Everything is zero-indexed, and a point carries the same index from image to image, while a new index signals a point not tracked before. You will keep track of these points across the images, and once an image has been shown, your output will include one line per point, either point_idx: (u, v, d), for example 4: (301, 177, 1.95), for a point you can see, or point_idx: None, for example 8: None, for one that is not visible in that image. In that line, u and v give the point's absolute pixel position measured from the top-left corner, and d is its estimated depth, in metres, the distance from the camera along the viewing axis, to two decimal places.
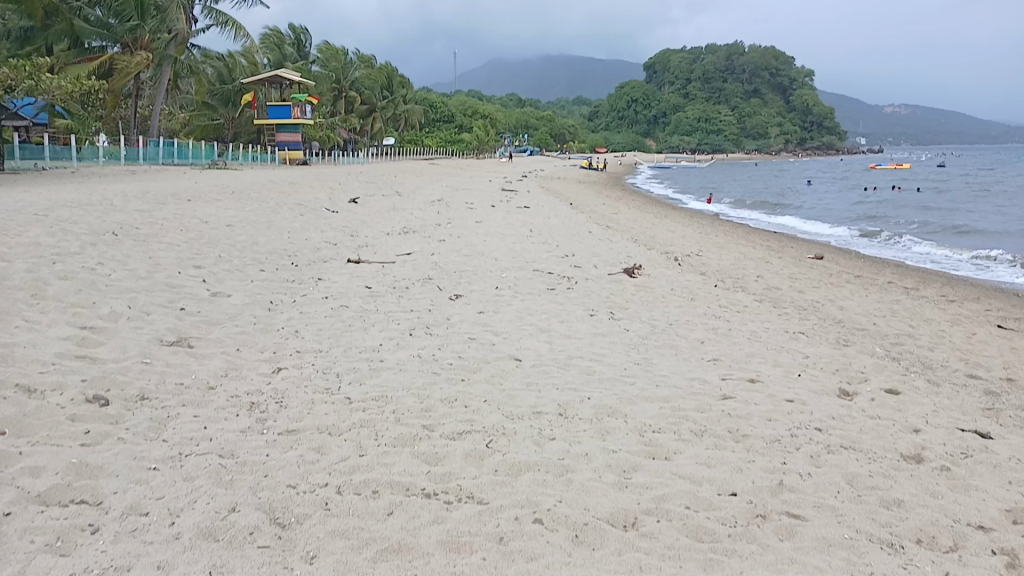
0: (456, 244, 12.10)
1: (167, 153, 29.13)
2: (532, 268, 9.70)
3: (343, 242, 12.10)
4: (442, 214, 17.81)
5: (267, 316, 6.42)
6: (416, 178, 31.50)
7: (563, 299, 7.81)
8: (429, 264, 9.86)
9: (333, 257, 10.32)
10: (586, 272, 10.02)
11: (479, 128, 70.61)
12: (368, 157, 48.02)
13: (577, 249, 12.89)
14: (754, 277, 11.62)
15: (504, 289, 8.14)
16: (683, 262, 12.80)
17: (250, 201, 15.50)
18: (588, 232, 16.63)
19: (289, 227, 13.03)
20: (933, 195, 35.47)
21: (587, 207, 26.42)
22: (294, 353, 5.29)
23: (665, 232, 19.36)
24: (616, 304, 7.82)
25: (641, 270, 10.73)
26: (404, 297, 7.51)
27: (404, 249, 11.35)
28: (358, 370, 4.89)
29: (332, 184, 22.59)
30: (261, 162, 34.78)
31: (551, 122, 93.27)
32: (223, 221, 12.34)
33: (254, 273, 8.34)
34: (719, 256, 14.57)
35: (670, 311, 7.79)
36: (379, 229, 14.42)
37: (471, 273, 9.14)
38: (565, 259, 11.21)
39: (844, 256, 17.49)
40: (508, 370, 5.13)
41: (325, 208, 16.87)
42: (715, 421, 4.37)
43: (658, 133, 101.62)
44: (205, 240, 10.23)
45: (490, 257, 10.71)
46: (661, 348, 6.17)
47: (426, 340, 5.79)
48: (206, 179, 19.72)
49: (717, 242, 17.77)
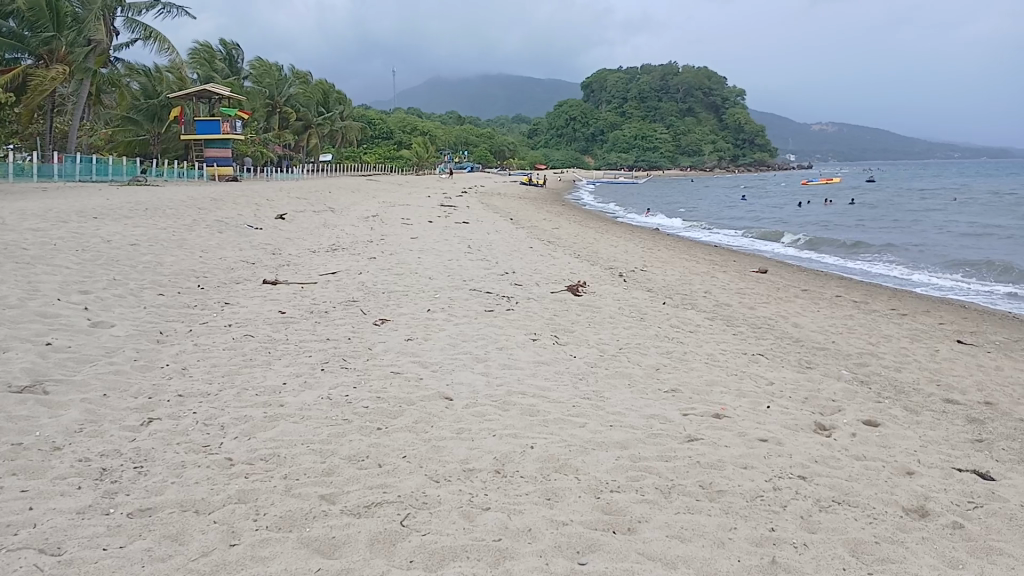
0: (386, 262, 11.26)
1: (85, 169, 27.36)
2: (468, 288, 8.89)
3: (263, 261, 11.12)
4: (375, 231, 16.91)
5: (154, 351, 5.49)
6: (351, 194, 30.38)
7: (501, 322, 7.04)
8: (355, 285, 8.96)
9: (249, 278, 9.38)
10: (527, 291, 9.27)
11: (418, 145, 69.76)
12: (303, 173, 46.66)
13: (516, 265, 12.16)
14: (702, 293, 11.06)
15: (436, 311, 7.33)
16: (629, 278, 12.18)
17: (164, 219, 14.37)
18: (529, 248, 15.92)
19: (205, 245, 12.00)
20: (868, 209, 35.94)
21: (528, 222, 25.78)
22: (174, 400, 4.38)
23: (608, 247, 18.81)
24: (559, 327, 7.08)
25: (586, 288, 10.02)
26: (321, 323, 6.63)
27: (330, 268, 10.45)
28: (249, 422, 4.02)
29: (260, 200, 21.49)
30: (187, 179, 33.19)
31: (491, 138, 92.89)
32: (128, 240, 11.26)
33: (150, 300, 7.37)
34: (664, 271, 14.01)
35: (619, 333, 7.08)
36: (305, 247, 13.45)
37: (400, 294, 8.28)
38: (504, 276, 10.46)
39: (789, 269, 17.15)
40: (434, 412, 4.31)
41: (249, 225, 15.80)
42: (683, 473, 3.62)
43: (597, 150, 102.25)
44: (102, 261, 9.19)
45: (423, 275, 9.89)
46: (611, 378, 5.44)
47: (340, 377, 4.92)
48: (122, 197, 18.45)
49: (661, 257, 17.25)
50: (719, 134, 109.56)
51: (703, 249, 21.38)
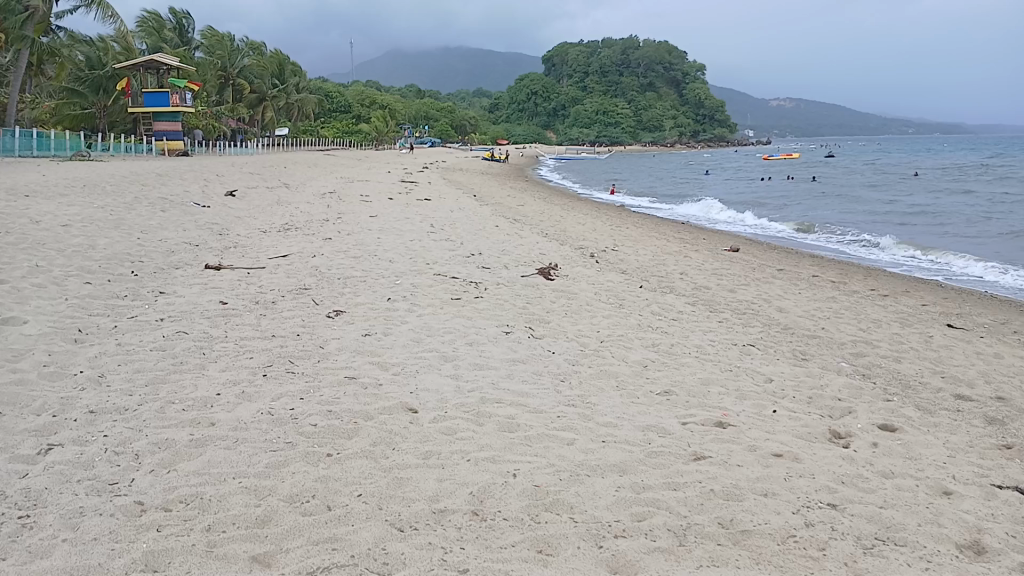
0: (343, 243, 10.51)
1: (23, 144, 25.80)
2: (432, 272, 8.22)
3: (208, 243, 10.32)
4: (332, 208, 16.08)
5: (68, 354, 4.73)
6: (307, 169, 29.31)
7: (469, 313, 6.39)
8: (308, 270, 8.23)
9: (191, 263, 8.57)
10: (496, 275, 8.62)
11: (378, 119, 68.38)
12: (258, 148, 45.21)
13: (482, 246, 11.49)
14: (679, 274, 10.52)
15: (396, 300, 6.65)
16: (601, 259, 11.58)
17: (102, 196, 13.39)
18: (494, 227, 15.28)
19: (145, 226, 11.10)
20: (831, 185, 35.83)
21: (491, 199, 25.05)
22: (83, 418, 3.68)
23: (575, 225, 18.25)
24: (534, 317, 6.45)
25: (557, 271, 9.41)
26: (268, 318, 5.91)
27: (281, 250, 9.68)
28: (170, 451, 3.32)
29: (210, 176, 20.44)
30: (135, 153, 31.70)
31: (451, 113, 91.51)
32: (58, 220, 10.32)
33: (73, 292, 6.55)
34: (635, 251, 13.46)
35: (598, 324, 6.47)
36: (256, 227, 12.61)
37: (357, 281, 7.58)
38: (470, 259, 9.78)
39: (760, 248, 16.75)
40: (397, 429, 3.66)
41: (196, 203, 14.86)
42: (696, 506, 3.03)
43: (558, 124, 101.36)
44: (24, 244, 8.29)
45: (383, 258, 9.18)
46: (597, 378, 4.82)
47: (285, 387, 4.24)
48: (59, 172, 17.30)
49: (630, 235, 16.71)
50: (680, 110, 109.47)
51: (672, 227, 20.91)
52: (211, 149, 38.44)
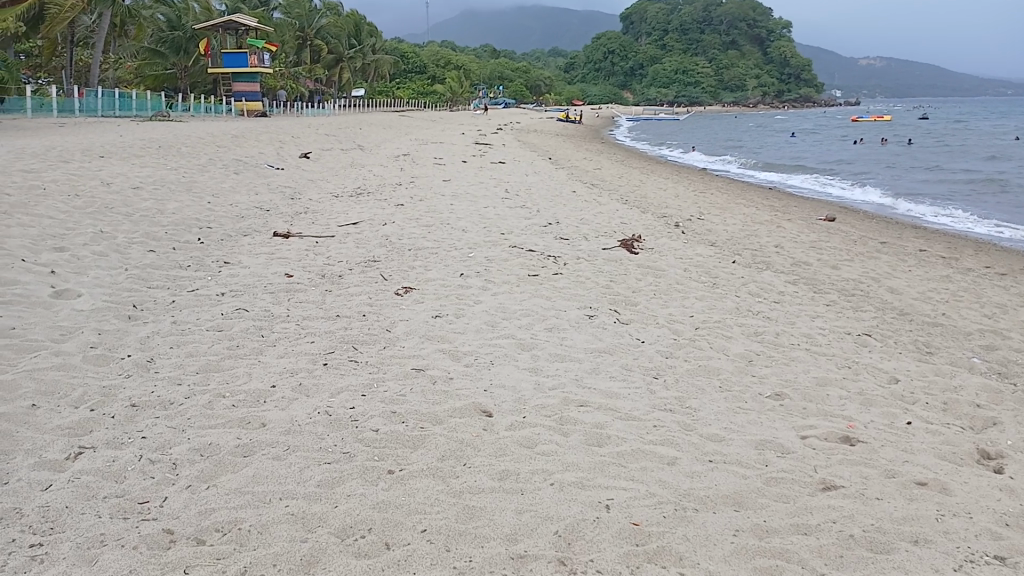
0: (415, 209, 10.12)
1: (107, 104, 26.25)
2: (508, 244, 7.71)
3: (278, 208, 10.04)
4: (405, 171, 15.73)
5: (118, 333, 4.39)
6: (382, 131, 29.07)
7: (549, 292, 5.86)
8: (379, 238, 7.84)
9: (259, 229, 8.28)
10: (575, 247, 8.08)
11: (453, 80, 67.89)
12: (334, 109, 45.32)
13: (561, 214, 10.93)
14: (773, 248, 9.76)
15: (470, 276, 6.17)
16: (687, 230, 10.88)
17: (177, 158, 13.32)
18: (571, 192, 14.67)
19: (216, 189, 10.92)
20: (928, 149, 33.80)
21: (567, 162, 24.36)
22: (124, 414, 3.31)
23: (655, 191, 17.49)
24: (619, 297, 5.88)
25: (640, 243, 8.79)
26: (333, 294, 5.50)
27: (351, 217, 9.32)
28: (210, 461, 2.90)
29: (285, 137, 20.34)
30: (215, 114, 32.01)
31: (526, 73, 90.25)
32: (130, 182, 10.21)
33: (135, 260, 6.28)
34: (723, 220, 12.70)
35: (691, 307, 5.86)
36: (328, 191, 12.33)
37: (429, 252, 7.14)
38: (547, 228, 9.25)
39: (855, 218, 15.71)
40: (469, 438, 3.17)
41: (269, 165, 14.72)
42: (837, 563, 2.46)
43: (635, 84, 98.95)
44: (92, 207, 8.13)
45: (456, 227, 8.73)
46: (695, 376, 4.24)
47: (346, 380, 3.80)
48: (138, 133, 17.43)
49: (715, 202, 15.86)
50: (763, 69, 105.41)
51: (758, 194, 19.86)
52: (288, 109, 38.63)
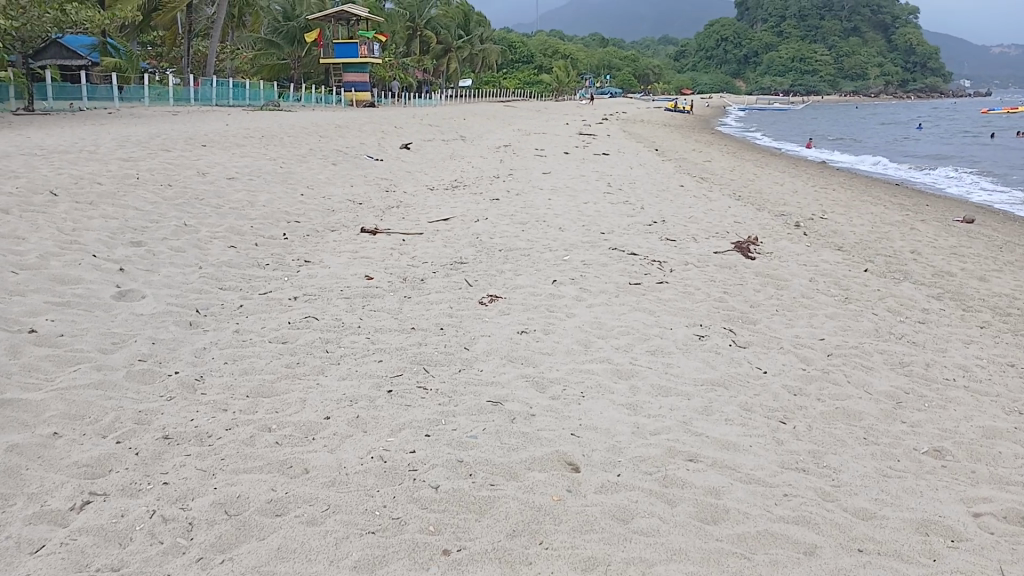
0: (512, 205, 9.61)
1: (220, 93, 26.91)
2: (608, 246, 7.07)
3: (371, 201, 9.71)
4: (505, 163, 15.26)
5: (172, 344, 4.01)
6: (486, 121, 28.78)
7: (653, 306, 5.18)
8: (470, 237, 7.34)
9: (347, 223, 7.94)
10: (684, 250, 7.36)
11: (560, 69, 67.08)
12: (441, 99, 45.44)
13: (668, 212, 10.17)
14: (908, 255, 8.73)
15: (565, 284, 5.57)
16: (808, 231, 9.93)
17: (277, 147, 13.26)
18: (679, 187, 13.85)
19: (311, 179, 10.70)
20: None
21: (674, 153, 23.35)
22: (151, 450, 2.86)
23: (771, 186, 16.39)
24: (734, 314, 5.15)
25: (756, 247, 7.98)
26: (412, 301, 4.99)
27: (445, 212, 8.88)
28: (232, 523, 2.39)
29: (388, 127, 20.24)
30: (324, 104, 32.46)
31: (634, 62, 88.48)
32: (226, 172, 10.10)
33: (211, 255, 5.98)
34: (848, 221, 11.63)
35: (819, 329, 5.07)
36: (424, 183, 11.96)
37: (522, 254, 6.58)
38: (652, 228, 8.54)
39: (998, 219, 14.23)
40: (549, 505, 2.56)
41: (368, 156, 14.51)
42: None
43: (748, 73, 95.51)
44: (182, 198, 7.96)
45: (553, 226, 8.14)
46: (830, 425, 3.49)
47: (411, 412, 3.25)
48: (245, 122, 17.62)
49: (836, 200, 14.68)
50: (887, 56, 99.86)
51: (883, 190, 18.40)
52: (396, 99, 38.91)
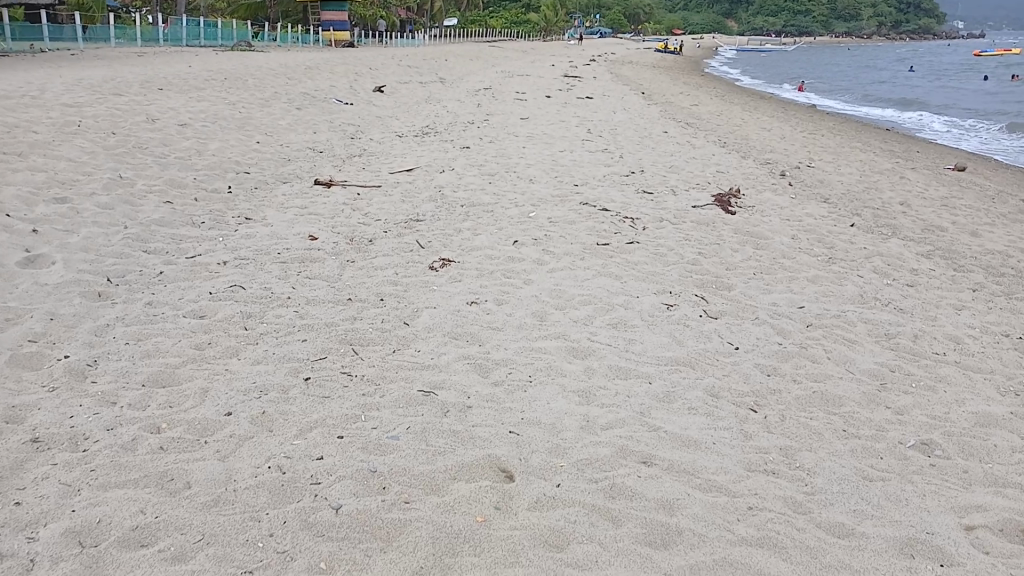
0: (482, 155, 9.12)
1: (191, 33, 25.87)
2: (578, 200, 6.62)
3: (333, 149, 9.19)
4: (482, 108, 14.67)
5: (70, 320, 3.56)
6: (468, 62, 27.89)
7: (621, 270, 4.76)
8: (432, 189, 6.87)
9: (303, 175, 7.44)
10: (660, 203, 6.93)
11: (548, 8, 65.32)
12: (424, 39, 44.11)
13: (647, 161, 9.70)
14: (898, 209, 8.33)
15: (526, 245, 5.13)
16: (794, 182, 9.50)
17: (240, 91, 12.61)
18: (661, 133, 13.35)
19: (272, 126, 10.12)
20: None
21: (660, 96, 22.71)
22: (10, 459, 2.44)
23: (757, 131, 15.91)
24: (707, 279, 4.74)
25: (736, 199, 7.55)
26: (356, 265, 4.54)
27: (410, 162, 8.38)
28: (82, 560, 2.00)
29: (363, 68, 19.46)
30: (302, 44, 31.40)
31: (624, 1, 86.39)
32: (180, 118, 9.51)
33: (143, 213, 5.49)
34: (835, 169, 11.20)
35: (800, 295, 4.66)
36: (394, 129, 11.40)
37: (484, 209, 6.14)
38: (628, 180, 8.09)
39: (989, 168, 13.85)
40: (472, 532, 2.16)
41: (338, 100, 13.87)
42: None
43: (739, 12, 93.80)
44: (123, 148, 7.40)
45: (523, 178, 7.67)
46: (805, 416, 3.11)
47: (328, 405, 2.84)
48: (210, 64, 16.85)
49: (824, 146, 14.21)
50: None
51: (872, 136, 17.93)
52: (377, 39, 37.73)
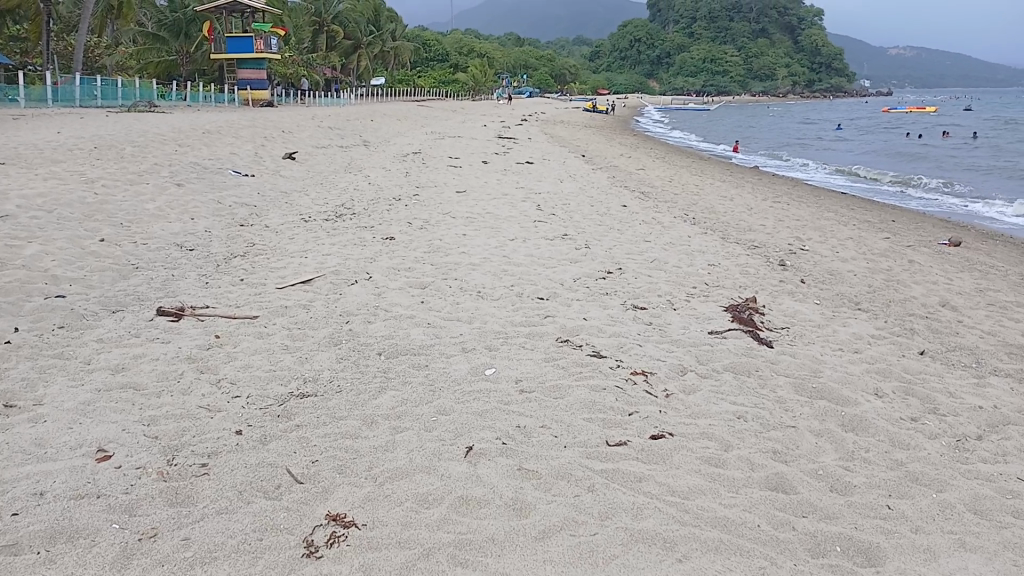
0: (413, 249, 7.01)
1: (86, 92, 23.09)
2: (554, 337, 4.50)
3: (214, 245, 6.93)
4: (410, 177, 12.65)
5: None
6: (395, 123, 26.01)
7: (668, 516, 2.59)
8: (336, 319, 4.64)
9: (149, 298, 5.12)
10: (670, 330, 4.88)
11: (477, 68, 64.50)
12: (351, 99, 42.07)
13: (620, 252, 7.72)
14: (950, 317, 6.51)
15: (489, 458, 2.93)
16: (803, 276, 7.60)
17: (108, 163, 10.23)
18: (621, 207, 11.54)
19: (135, 212, 7.78)
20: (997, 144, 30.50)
21: (602, 160, 21.24)
22: None
23: (718, 200, 14.36)
24: (826, 539, 2.60)
25: (757, 315, 5.57)
26: (156, 559, 2.25)
27: (311, 265, 6.16)
28: None
29: (276, 131, 17.28)
30: (214, 104, 29.01)
31: (550, 61, 86.39)
32: (5, 208, 7.10)
33: None
34: (832, 252, 9.49)
35: (987, 567, 2.58)
36: (302, 209, 9.22)
37: (415, 363, 3.94)
38: (607, 285, 6.07)
39: (978, 240, 12.46)
40: None
41: (235, 171, 11.58)
42: None
43: (662, 74, 95.63)
44: None
45: (467, 291, 5.53)
46: None
47: None
48: (89, 129, 14.34)
49: (800, 219, 12.59)
50: (795, 57, 101.10)
51: (835, 203, 16.52)
52: (298, 97, 35.52)
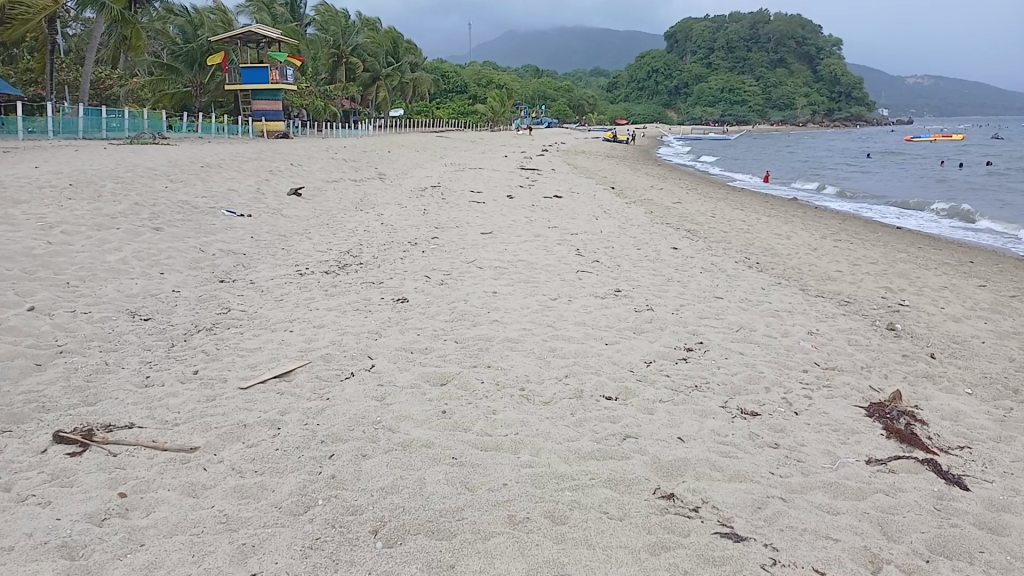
0: (432, 316, 5.47)
1: (91, 124, 21.94)
2: (650, 488, 2.90)
3: (180, 313, 5.42)
4: (428, 215, 11.18)
5: None
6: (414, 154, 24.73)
7: None
8: (318, 454, 3.07)
9: (57, 408, 3.59)
10: (813, 465, 3.26)
11: (495, 99, 63.56)
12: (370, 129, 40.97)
13: (692, 314, 6.14)
14: None
15: None
16: (927, 347, 5.98)
17: (81, 204, 8.81)
18: (672, 250, 9.98)
19: (90, 268, 6.30)
20: None
21: (633, 192, 19.77)
22: None
23: (773, 238, 12.77)
24: None
25: (915, 425, 3.94)
26: None
27: (296, 345, 4.63)
28: None
29: (283, 164, 15.91)
30: (227, 135, 27.85)
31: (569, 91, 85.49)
32: None
33: None
34: (937, 307, 7.86)
35: None
36: (301, 258, 7.73)
37: (434, 560, 2.34)
38: (694, 373, 4.48)
39: None
40: None
41: (230, 210, 10.13)
42: None
43: (683, 104, 94.50)
44: None
45: (507, 389, 3.97)
46: None
47: None
48: (74, 162, 12.98)
49: (873, 261, 10.96)
50: (817, 86, 99.73)
51: (897, 239, 14.91)
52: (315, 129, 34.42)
